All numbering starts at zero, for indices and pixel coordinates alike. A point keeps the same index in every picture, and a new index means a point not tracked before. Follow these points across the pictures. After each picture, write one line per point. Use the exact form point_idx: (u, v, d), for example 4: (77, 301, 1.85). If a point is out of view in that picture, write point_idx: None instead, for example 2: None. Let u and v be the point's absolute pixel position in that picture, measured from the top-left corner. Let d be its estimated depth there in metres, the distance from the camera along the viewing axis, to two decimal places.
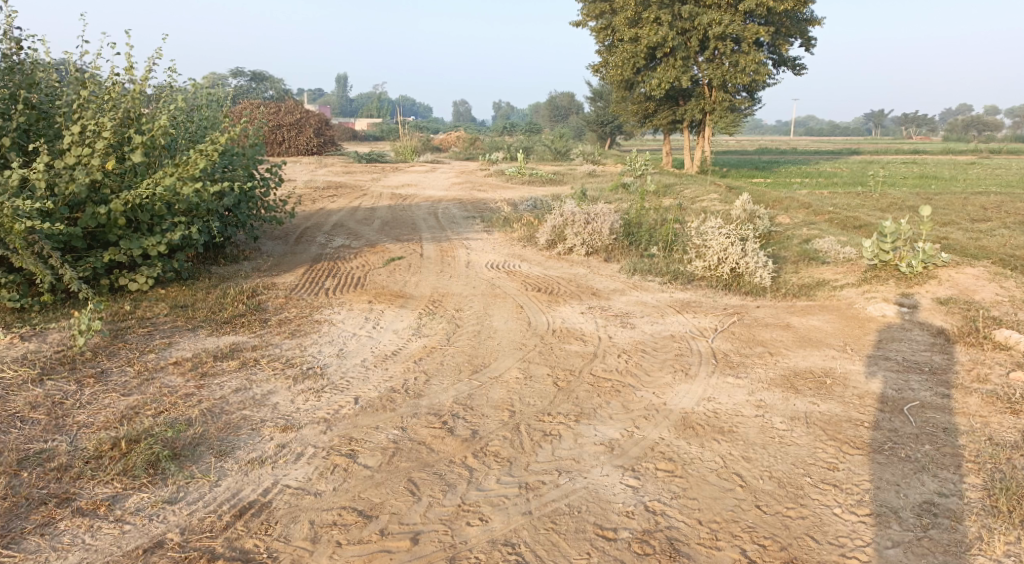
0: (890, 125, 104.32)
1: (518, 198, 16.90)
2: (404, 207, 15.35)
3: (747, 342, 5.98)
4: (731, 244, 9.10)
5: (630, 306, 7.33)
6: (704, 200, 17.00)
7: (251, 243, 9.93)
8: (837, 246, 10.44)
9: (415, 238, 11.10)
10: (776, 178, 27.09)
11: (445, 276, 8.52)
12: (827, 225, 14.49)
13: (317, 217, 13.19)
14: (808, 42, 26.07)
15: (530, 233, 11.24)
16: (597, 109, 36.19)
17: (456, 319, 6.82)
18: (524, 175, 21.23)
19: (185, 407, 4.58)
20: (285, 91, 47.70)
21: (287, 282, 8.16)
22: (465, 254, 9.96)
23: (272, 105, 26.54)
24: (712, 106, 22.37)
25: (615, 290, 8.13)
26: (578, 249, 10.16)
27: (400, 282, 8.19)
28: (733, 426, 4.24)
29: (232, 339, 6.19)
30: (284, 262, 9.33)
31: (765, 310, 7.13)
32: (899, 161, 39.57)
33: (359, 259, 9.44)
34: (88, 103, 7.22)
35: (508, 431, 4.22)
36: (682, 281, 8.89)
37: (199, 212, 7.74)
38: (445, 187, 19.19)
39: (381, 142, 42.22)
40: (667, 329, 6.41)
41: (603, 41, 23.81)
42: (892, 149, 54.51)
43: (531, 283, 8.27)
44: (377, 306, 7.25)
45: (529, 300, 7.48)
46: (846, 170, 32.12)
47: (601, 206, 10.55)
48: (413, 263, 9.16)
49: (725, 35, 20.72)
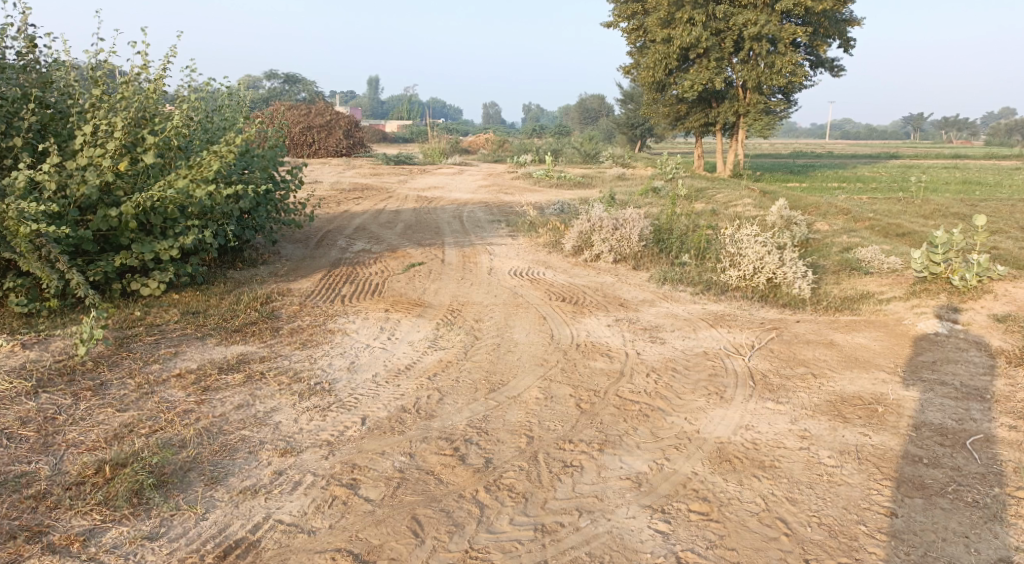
0: (929, 129, 101.96)
1: (546, 202, 16.54)
2: (429, 210, 15.07)
3: (787, 361, 5.55)
4: (767, 253, 8.68)
5: (660, 318, 6.92)
6: (738, 206, 16.49)
7: (270, 246, 9.69)
8: (880, 256, 9.92)
9: (438, 243, 10.79)
10: (812, 183, 26.38)
11: (466, 284, 8.19)
12: (867, 233, 13.91)
13: (340, 220, 12.94)
14: (846, 44, 25.34)
15: (557, 238, 10.87)
16: (628, 111, 35.69)
17: (475, 330, 6.48)
18: (552, 178, 20.86)
19: (181, 425, 4.28)
20: (317, 92, 47.88)
21: (303, 288, 7.88)
22: (488, 260, 9.63)
23: (302, 107, 26.50)
24: (746, 109, 21.79)
25: (644, 300, 7.71)
26: (605, 256, 9.77)
27: (420, 289, 7.88)
28: (774, 460, 3.83)
29: (240, 349, 5.91)
30: (302, 267, 9.06)
31: (805, 326, 6.68)
32: (939, 166, 38.56)
33: (379, 264, 9.15)
34: (101, 102, 7.00)
35: (525, 461, 3.85)
36: (715, 291, 8.46)
37: (214, 215, 7.48)
38: (471, 190, 18.87)
39: (411, 144, 42.11)
40: (700, 346, 5.99)
41: (635, 42, 23.37)
42: (932, 154, 53.12)
43: (556, 293, 7.90)
44: (394, 315, 6.94)
45: (552, 310, 7.11)
46: (885, 175, 31.25)
47: (630, 211, 10.15)
48: (434, 269, 8.85)
49: (760, 35, 20.16)
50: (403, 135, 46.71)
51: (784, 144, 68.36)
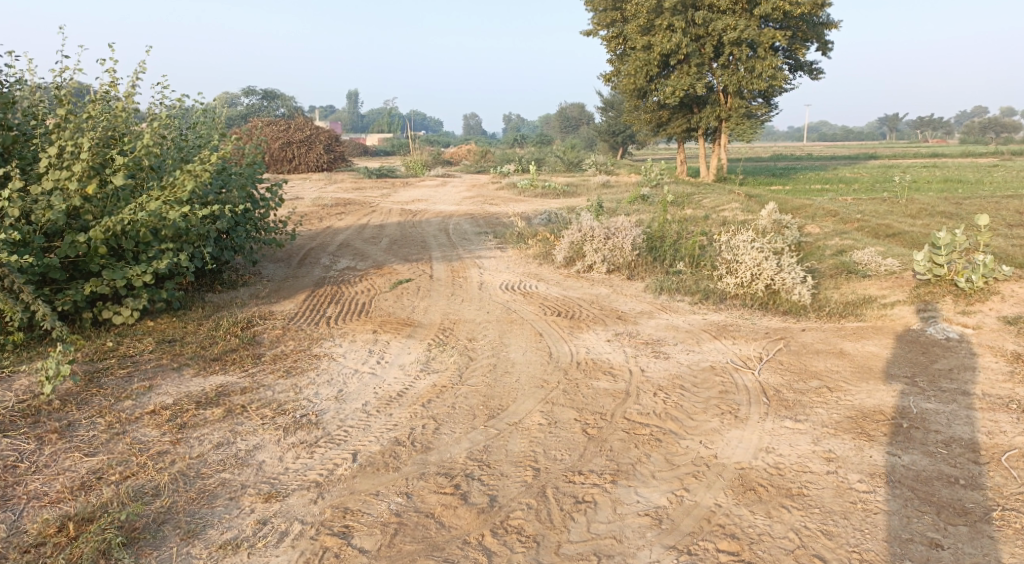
0: (905, 129, 102.99)
1: (532, 212, 16.28)
2: (413, 224, 14.75)
3: (800, 374, 5.27)
4: (765, 259, 8.45)
5: (661, 331, 6.64)
6: (726, 210, 16.29)
7: (250, 267, 9.33)
8: (877, 258, 9.71)
9: (424, 258, 10.46)
10: (796, 185, 26.30)
11: (456, 301, 7.87)
12: (859, 235, 13.73)
13: (322, 237, 12.59)
14: (825, 46, 25.34)
15: (547, 250, 10.59)
16: (609, 119, 35.57)
17: (469, 350, 6.16)
18: (537, 187, 20.60)
19: (154, 470, 3.94)
20: (295, 107, 47.43)
21: (286, 311, 7.53)
22: (477, 275, 9.32)
23: (280, 122, 26.11)
24: (728, 113, 21.67)
25: (642, 312, 7.44)
26: (598, 267, 9.50)
27: (408, 308, 7.55)
28: (801, 487, 3.56)
29: (220, 380, 5.56)
30: (284, 288, 8.70)
31: (811, 334, 6.42)
32: (919, 165, 38.73)
33: (364, 282, 8.81)
34: (67, 122, 6.65)
35: (533, 498, 3.54)
36: (713, 300, 8.20)
37: (189, 237, 7.13)
38: (456, 202, 18.56)
39: (392, 157, 41.79)
40: (706, 360, 5.71)
41: (615, 50, 23.23)
42: (911, 153, 53.52)
43: (550, 307, 7.61)
44: (382, 336, 6.61)
45: (548, 326, 6.80)
46: (866, 175, 31.29)
47: (621, 219, 9.88)
48: (422, 286, 8.52)
49: (740, 40, 20.06)
50: (383, 148, 46.38)
51: (765, 146, 68.69)
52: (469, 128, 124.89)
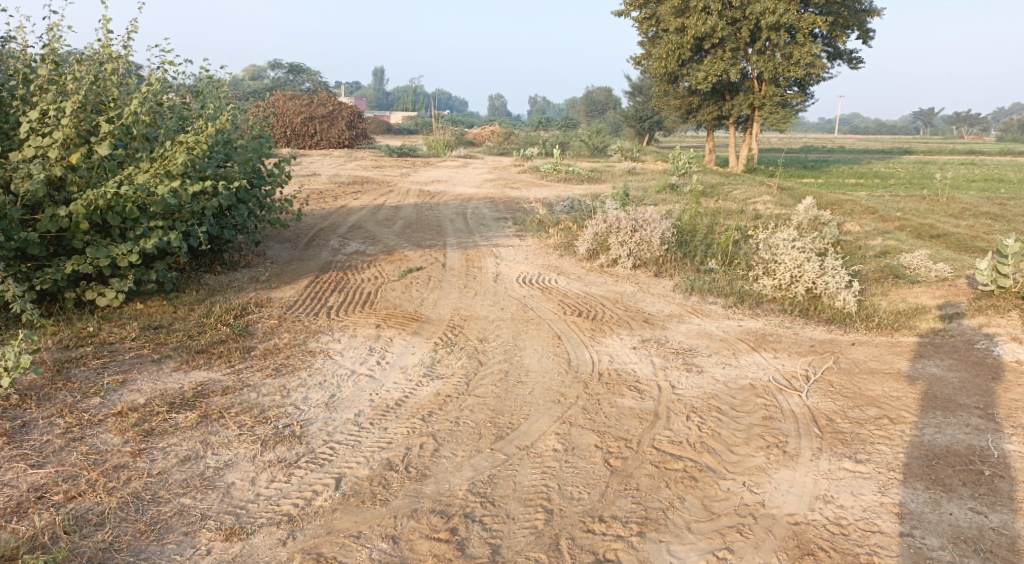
0: (940, 124, 100.47)
1: (554, 198, 15.62)
2: (431, 206, 14.16)
3: (854, 401, 4.62)
4: (806, 259, 7.80)
5: (692, 340, 6.02)
6: (757, 203, 15.52)
7: (254, 248, 8.79)
8: (928, 263, 9.01)
9: (439, 244, 9.88)
10: (828, 178, 25.35)
11: (469, 294, 7.25)
12: (900, 236, 12.92)
13: (334, 218, 12.02)
14: (866, 35, 24.25)
15: (569, 240, 9.96)
16: (636, 104, 34.68)
17: (479, 354, 5.56)
18: (560, 172, 19.89)
19: (106, 489, 3.39)
20: (320, 82, 46.94)
21: (285, 298, 6.97)
22: (494, 265, 8.73)
23: (302, 96, 25.56)
24: (762, 101, 20.77)
25: (671, 316, 6.80)
26: (623, 261, 8.86)
27: (417, 301, 6.96)
28: (871, 555, 3.02)
29: (202, 376, 5.01)
30: (287, 272, 8.14)
31: (862, 349, 5.77)
32: (955, 162, 37.53)
33: (373, 269, 8.23)
34: (51, 84, 6.08)
35: (543, 552, 3.04)
36: (749, 303, 7.55)
37: (182, 215, 6.55)
38: (476, 184, 17.93)
39: (416, 136, 41.27)
40: (745, 377, 5.07)
41: (647, 32, 22.35)
42: (947, 149, 52.00)
43: (570, 305, 6.99)
44: (386, 333, 6.02)
45: (568, 328, 6.19)
46: (902, 170, 30.24)
47: (650, 211, 9.20)
48: (434, 276, 7.92)
49: (779, 25, 19.13)
50: (406, 126, 45.84)
51: (795, 137, 67.22)
52: (495, 109, 123.95)
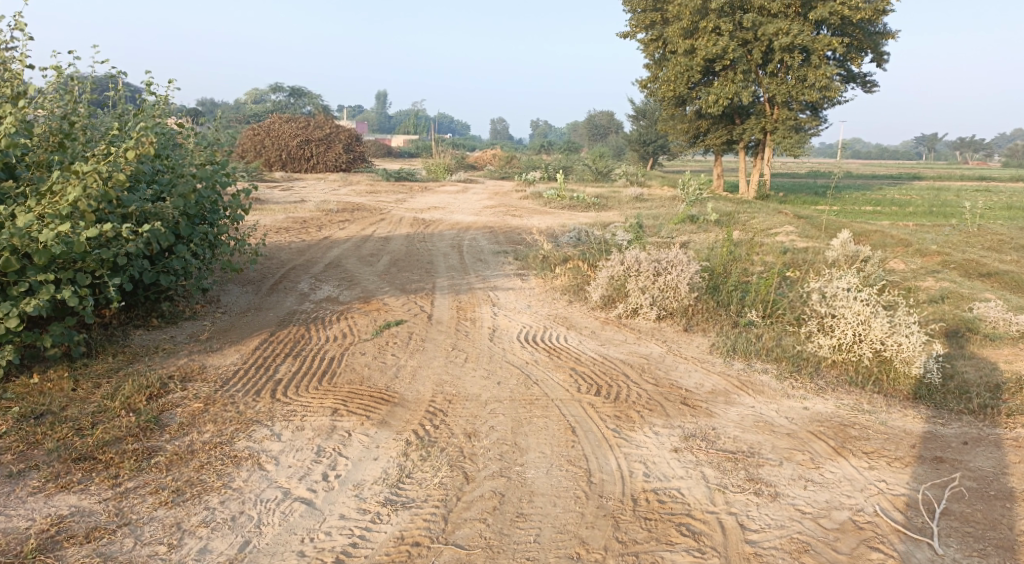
0: (945, 150, 99.43)
1: (559, 228, 14.18)
2: (423, 238, 12.74)
3: (1016, 561, 3.27)
4: (872, 314, 6.34)
5: (753, 434, 4.54)
6: (780, 235, 14.10)
7: (205, 296, 7.37)
8: (1007, 315, 7.56)
9: (427, 287, 8.43)
10: (844, 206, 23.96)
11: (459, 360, 5.78)
12: (948, 275, 11.45)
13: (311, 252, 10.57)
14: (880, 57, 22.99)
15: (578, 282, 8.51)
16: (641, 128, 33.39)
17: (465, 461, 4.05)
18: (564, 198, 18.47)
19: None
20: (321, 106, 45.83)
21: (224, 366, 5.47)
22: (490, 315, 7.27)
23: (297, 118, 24.30)
24: (774, 126, 19.39)
25: (716, 393, 5.33)
26: (645, 313, 7.41)
27: (391, 371, 5.48)
28: None
29: (66, 505, 3.51)
30: (238, 326, 6.67)
31: (984, 454, 4.33)
32: (969, 188, 36.16)
33: (342, 323, 6.76)
34: None
35: None
36: (805, 370, 6.11)
37: (86, 263, 5.14)
38: (475, 211, 16.54)
39: (417, 160, 40.00)
40: (843, 510, 3.60)
41: (653, 54, 21.07)
42: (956, 173, 50.69)
43: (585, 377, 5.52)
44: (343, 424, 4.54)
45: (585, 417, 4.72)
46: (919, 196, 28.81)
47: (676, 250, 7.68)
48: (416, 333, 6.44)
49: (792, 46, 17.83)
50: (407, 149, 44.56)
51: (802, 160, 66.06)
52: (497, 133, 123.19)
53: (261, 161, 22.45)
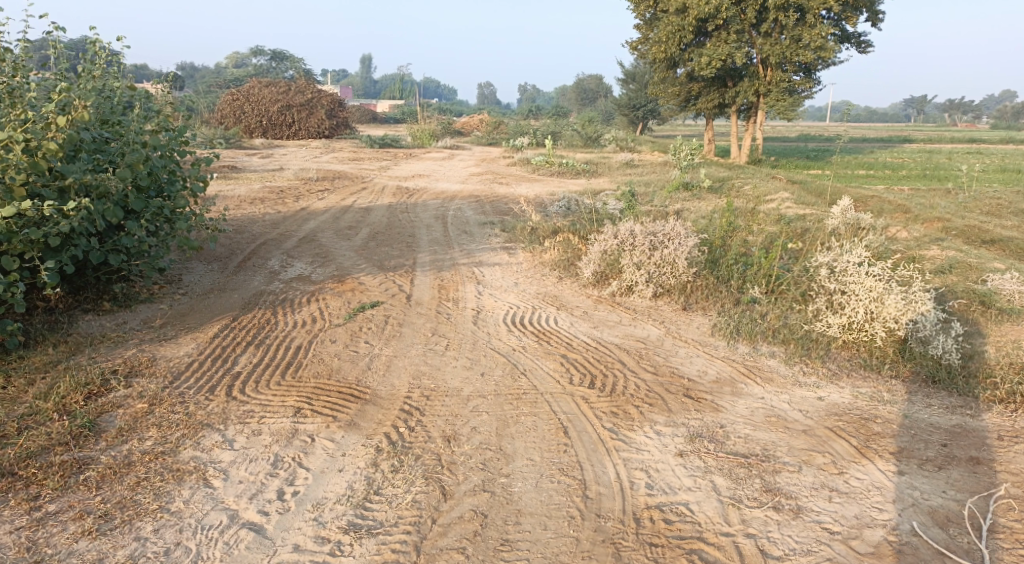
0: (934, 113, 98.77)
1: (547, 196, 13.58)
2: (405, 208, 12.12)
3: None
4: (886, 291, 5.85)
5: (768, 432, 4.06)
6: (776, 201, 13.57)
7: (165, 277, 6.79)
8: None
9: (406, 264, 7.87)
10: (838, 170, 23.46)
11: (439, 348, 5.26)
12: (953, 244, 10.99)
13: (285, 225, 9.95)
14: (875, 16, 22.26)
15: (569, 256, 7.96)
16: (630, 92, 32.60)
17: (441, 472, 3.56)
18: (553, 164, 17.83)
19: None
20: (305, 72, 44.60)
21: (179, 358, 4.92)
22: (474, 294, 6.74)
23: (278, 84, 23.40)
24: (767, 88, 18.75)
25: (723, 383, 4.84)
26: (641, 290, 6.90)
27: (363, 362, 4.94)
28: None
29: None
30: (198, 309, 6.10)
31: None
32: (962, 151, 35.63)
33: (313, 305, 6.18)
34: None
35: None
36: (815, 352, 5.64)
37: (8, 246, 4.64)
38: (460, 179, 15.89)
39: (402, 127, 39.06)
40: (877, 531, 3.19)
41: (643, 14, 20.28)
42: (947, 136, 50.20)
43: (576, 365, 5.00)
44: (306, 427, 4.01)
45: (578, 414, 4.22)
46: (912, 160, 28.33)
47: (673, 221, 7.13)
48: (393, 317, 5.89)
49: (786, 4, 17.11)
50: (393, 115, 43.53)
51: (793, 124, 65.25)
52: (484, 98, 121.39)
53: (240, 128, 21.63)
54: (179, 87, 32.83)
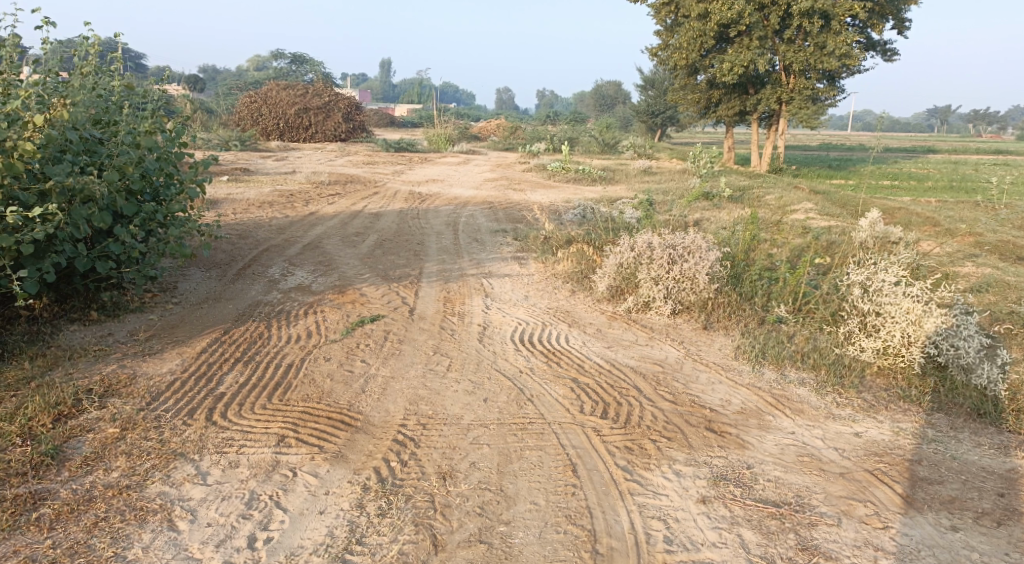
0: (957, 123, 97.32)
1: (562, 203, 13.20)
2: (417, 214, 11.78)
3: None
4: (926, 313, 5.40)
5: (803, 475, 3.66)
6: (799, 211, 13.10)
7: (159, 285, 6.47)
8: None
9: (412, 274, 7.50)
10: (861, 181, 22.89)
11: (440, 369, 4.87)
12: (987, 260, 10.48)
13: (291, 231, 9.64)
14: (902, 24, 21.73)
15: (584, 268, 7.56)
16: (649, 98, 32.16)
17: (433, 518, 3.20)
18: (569, 171, 17.45)
19: None
20: (323, 74, 44.53)
21: (161, 376, 4.56)
22: (481, 309, 6.36)
23: (296, 86, 23.19)
24: (789, 96, 18.26)
25: (749, 414, 4.43)
26: (660, 307, 6.49)
27: (357, 384, 4.56)
28: None
29: None
30: (188, 321, 5.75)
31: None
32: (989, 162, 34.78)
33: (310, 319, 5.82)
34: None
35: None
36: (848, 380, 5.20)
37: None
38: (475, 184, 15.53)
39: (419, 131, 38.82)
40: None
41: (664, 20, 19.87)
42: (972, 147, 49.20)
43: (587, 392, 4.59)
44: (289, 459, 3.65)
45: (589, 449, 3.81)
46: (937, 171, 27.67)
47: (694, 234, 6.72)
48: (393, 333, 5.51)
49: (811, 11, 16.63)
50: (410, 119, 43.34)
51: (815, 131, 64.36)
52: (502, 103, 121.24)
53: (256, 130, 21.48)
54: (200, 89, 32.83)
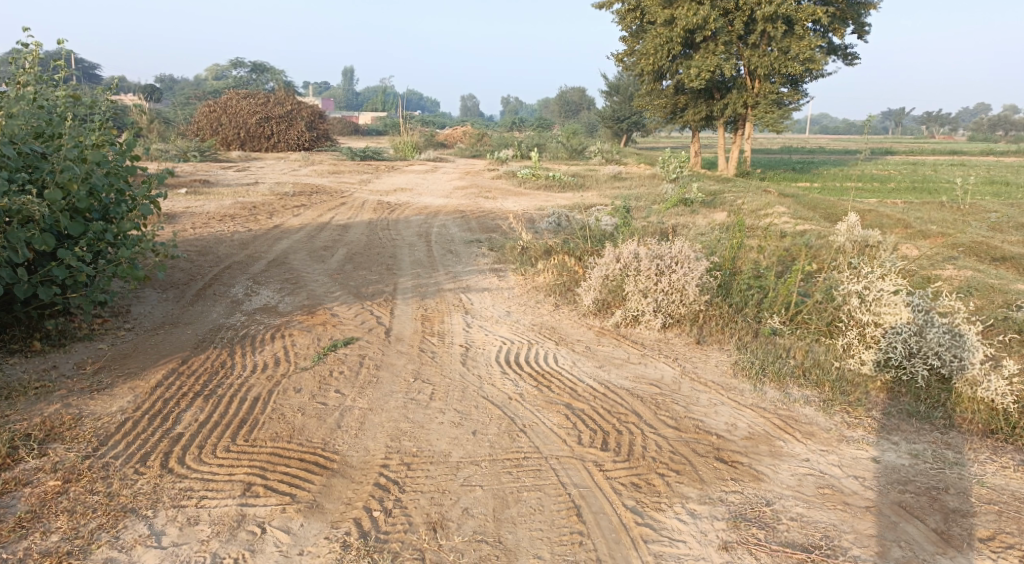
0: (913, 124, 99.34)
1: (534, 211, 12.86)
2: (385, 225, 11.34)
3: None
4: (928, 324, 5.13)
5: (827, 512, 3.39)
6: (772, 215, 12.92)
7: (111, 309, 5.98)
8: None
9: (385, 290, 7.09)
10: (827, 182, 22.93)
11: (421, 398, 4.47)
12: (965, 262, 10.36)
13: (254, 245, 9.14)
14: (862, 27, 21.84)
15: (565, 281, 7.20)
16: (615, 104, 32.00)
17: None
18: (538, 178, 17.13)
19: None
20: (283, 82, 43.64)
21: (110, 414, 4.11)
22: (461, 327, 5.96)
23: (255, 94, 22.52)
24: (755, 100, 18.16)
25: (760, 439, 4.12)
26: (649, 322, 6.16)
27: (332, 419, 4.15)
28: None
29: None
30: (143, 349, 5.28)
31: None
32: (948, 163, 35.23)
33: (277, 344, 5.38)
34: None
35: None
36: (852, 396, 4.91)
37: None
38: (444, 193, 15.11)
39: (383, 139, 38.22)
40: None
41: (629, 26, 19.59)
42: (928, 148, 50.16)
43: (582, 420, 4.23)
44: (257, 512, 3.28)
45: (592, 489, 3.47)
46: (899, 172, 27.89)
47: (682, 244, 6.39)
48: (369, 358, 5.10)
49: (774, 15, 16.54)
50: (374, 127, 42.69)
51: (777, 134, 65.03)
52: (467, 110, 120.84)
53: (215, 141, 20.78)
54: (155, 98, 31.83)
